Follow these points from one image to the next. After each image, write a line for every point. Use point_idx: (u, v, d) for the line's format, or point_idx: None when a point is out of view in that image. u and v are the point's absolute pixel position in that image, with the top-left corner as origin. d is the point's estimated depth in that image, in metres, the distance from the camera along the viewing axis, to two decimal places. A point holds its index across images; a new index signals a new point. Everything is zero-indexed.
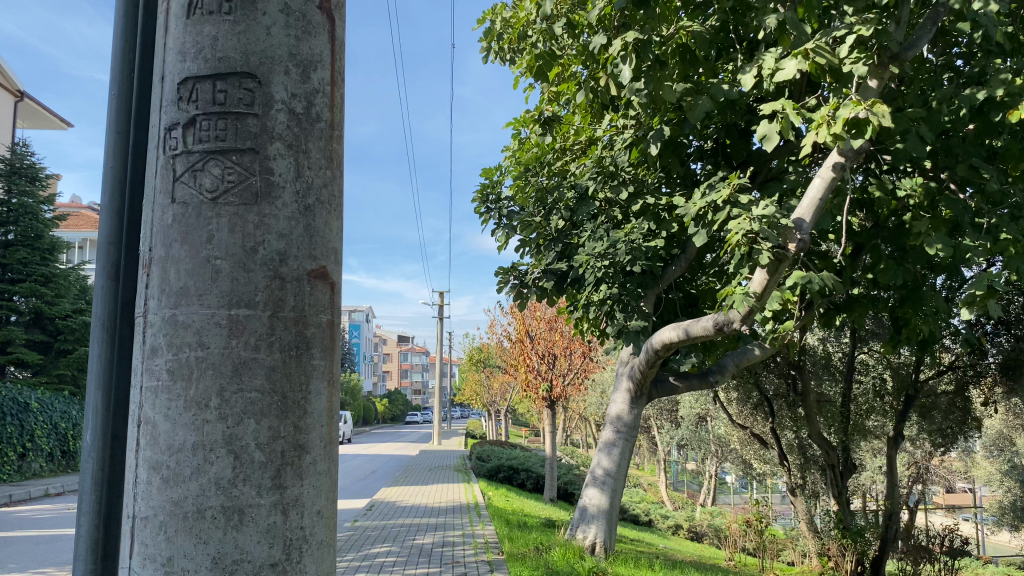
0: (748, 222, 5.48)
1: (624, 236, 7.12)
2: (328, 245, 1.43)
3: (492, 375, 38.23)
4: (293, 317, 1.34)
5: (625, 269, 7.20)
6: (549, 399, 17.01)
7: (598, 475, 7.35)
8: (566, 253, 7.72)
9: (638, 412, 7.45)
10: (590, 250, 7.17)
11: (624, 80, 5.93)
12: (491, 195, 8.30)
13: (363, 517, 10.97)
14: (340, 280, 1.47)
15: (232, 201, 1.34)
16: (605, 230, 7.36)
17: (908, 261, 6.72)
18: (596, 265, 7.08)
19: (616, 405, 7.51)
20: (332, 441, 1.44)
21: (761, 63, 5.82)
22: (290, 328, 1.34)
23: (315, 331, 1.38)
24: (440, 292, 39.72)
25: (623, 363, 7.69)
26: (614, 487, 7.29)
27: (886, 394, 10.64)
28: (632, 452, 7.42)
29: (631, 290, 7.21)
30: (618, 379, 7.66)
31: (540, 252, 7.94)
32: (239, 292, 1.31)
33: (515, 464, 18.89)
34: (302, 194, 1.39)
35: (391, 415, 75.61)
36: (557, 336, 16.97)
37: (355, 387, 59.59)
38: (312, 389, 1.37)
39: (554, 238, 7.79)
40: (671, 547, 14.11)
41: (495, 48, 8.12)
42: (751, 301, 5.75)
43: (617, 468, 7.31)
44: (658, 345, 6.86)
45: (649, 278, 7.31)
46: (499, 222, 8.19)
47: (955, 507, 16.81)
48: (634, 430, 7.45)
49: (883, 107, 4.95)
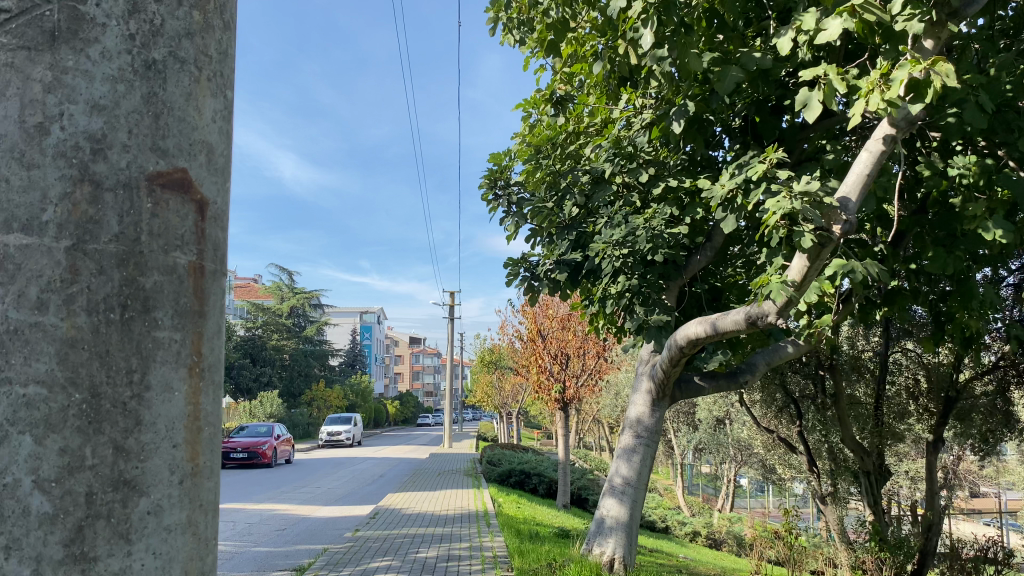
0: (788, 201, 4.90)
1: (644, 222, 6.54)
2: (188, 129, 1.10)
3: (503, 377, 37.65)
4: (116, 263, 1.00)
5: (646, 259, 6.60)
6: (561, 401, 16.45)
7: (615, 485, 6.73)
8: (581, 243, 7.13)
9: (660, 415, 6.83)
10: (607, 238, 6.59)
11: (645, 45, 5.34)
12: (499, 180, 7.70)
13: (366, 526, 10.40)
14: (208, 199, 1.12)
15: (8, 41, 1.01)
16: (623, 216, 6.76)
17: (959, 248, 6.09)
18: (614, 254, 6.51)
19: (635, 408, 6.90)
20: (201, 469, 1.10)
21: (799, 25, 5.23)
22: (113, 281, 0.99)
23: (156, 287, 1.03)
24: (450, 292, 39.16)
25: (643, 363, 7.07)
26: (634, 497, 6.66)
27: (922, 396, 9.96)
28: (653, 459, 6.80)
29: (652, 281, 6.62)
30: (638, 380, 7.04)
31: (552, 241, 7.33)
32: (28, 213, 0.97)
33: (527, 468, 18.30)
34: (134, 37, 1.06)
35: (402, 417, 75.16)
36: (570, 336, 16.34)
37: (366, 390, 59.27)
38: (151, 381, 1.02)
39: (568, 226, 7.17)
40: (689, 557, 13.46)
41: (503, 18, 7.58)
42: (790, 291, 5.13)
43: (637, 476, 6.68)
44: (682, 341, 6.21)
45: (672, 268, 6.71)
46: (508, 211, 7.60)
47: (985, 513, 16.10)
48: (656, 436, 6.82)
49: (946, 65, 4.41)
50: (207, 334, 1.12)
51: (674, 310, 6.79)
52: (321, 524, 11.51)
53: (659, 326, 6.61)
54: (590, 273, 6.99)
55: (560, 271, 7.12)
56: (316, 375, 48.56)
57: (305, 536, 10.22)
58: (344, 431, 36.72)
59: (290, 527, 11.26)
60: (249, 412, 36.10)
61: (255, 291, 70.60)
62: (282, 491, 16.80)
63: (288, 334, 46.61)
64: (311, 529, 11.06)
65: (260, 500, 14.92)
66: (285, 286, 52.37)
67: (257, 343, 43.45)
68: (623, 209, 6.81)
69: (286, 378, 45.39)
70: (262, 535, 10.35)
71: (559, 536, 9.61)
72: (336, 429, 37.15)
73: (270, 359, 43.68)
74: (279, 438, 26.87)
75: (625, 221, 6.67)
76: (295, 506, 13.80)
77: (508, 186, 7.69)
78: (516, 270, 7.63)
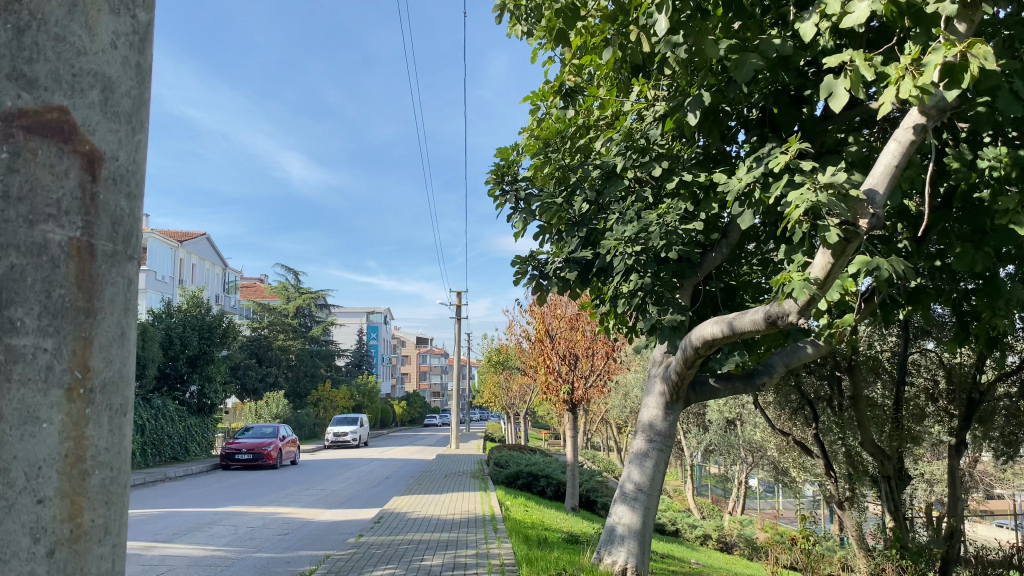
0: (813, 192, 4.62)
1: (657, 218, 6.29)
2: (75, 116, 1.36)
3: (510, 378, 37.38)
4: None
5: (659, 256, 6.35)
6: (569, 402, 16.22)
7: (627, 491, 6.47)
8: (591, 241, 6.88)
9: (674, 418, 6.56)
10: (619, 234, 6.35)
11: (658, 30, 5.11)
12: (506, 175, 7.46)
13: (370, 531, 10.17)
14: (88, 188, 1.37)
15: None
16: (635, 212, 6.51)
17: (988, 244, 5.83)
18: (625, 251, 6.26)
19: (648, 410, 6.64)
20: (78, 454, 1.32)
21: (823, 8, 4.97)
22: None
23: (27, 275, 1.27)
24: (457, 292, 38.89)
25: (656, 364, 6.79)
26: (647, 504, 6.40)
27: (941, 397, 9.67)
28: (667, 465, 6.54)
29: (666, 280, 6.36)
30: (650, 382, 6.79)
31: (561, 238, 7.08)
32: None
33: (535, 470, 18.06)
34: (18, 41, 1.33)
35: (408, 417, 74.92)
36: (579, 336, 16.11)
37: (373, 390, 59.10)
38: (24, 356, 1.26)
39: (577, 223, 6.91)
40: (701, 563, 13.19)
41: (510, 7, 7.39)
42: (814, 289, 4.86)
43: (650, 483, 6.41)
44: (696, 341, 5.93)
45: (686, 266, 6.45)
46: (516, 207, 7.37)
47: (1002, 517, 15.80)
48: (670, 440, 6.56)
49: (982, 47, 4.23)
50: (99, 341, 1.35)
51: (689, 309, 6.53)
52: (325, 529, 11.27)
53: (672, 326, 6.33)
54: (601, 271, 6.73)
55: (569, 270, 6.87)
56: (323, 376, 48.34)
57: (307, 541, 9.99)
58: (350, 432, 36.49)
59: (294, 532, 11.03)
60: (255, 412, 35.91)
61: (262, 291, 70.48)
62: (286, 494, 16.58)
63: (295, 334, 46.42)
64: (315, 533, 10.82)
65: (264, 503, 14.70)
66: (291, 286, 52.19)
67: (264, 343, 43.27)
68: (636, 205, 6.55)
69: (293, 378, 45.20)
70: (264, 540, 10.12)
71: (569, 542, 9.34)
72: (342, 430, 36.93)
73: (276, 359, 43.49)
74: (285, 440, 26.66)
75: (638, 217, 6.41)
76: (299, 509, 13.59)
77: (516, 181, 7.44)
78: (524, 269, 7.39)
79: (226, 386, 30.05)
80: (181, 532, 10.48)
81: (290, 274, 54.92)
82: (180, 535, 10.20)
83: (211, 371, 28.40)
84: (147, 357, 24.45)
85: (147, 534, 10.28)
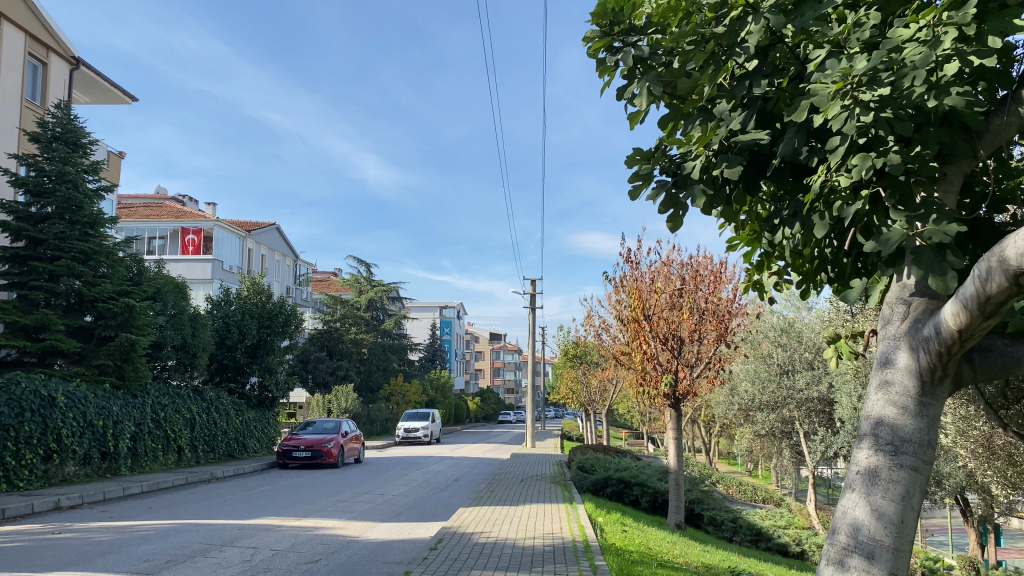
0: None
1: (913, 38, 3.48)
2: None
3: (590, 372, 34.16)
4: None
5: (918, 112, 3.54)
6: (672, 396, 13.44)
7: (849, 542, 3.56)
8: (768, 118, 4.26)
9: (931, 417, 3.61)
10: (840, 69, 3.58)
11: None
12: (622, 23, 4.71)
13: (421, 564, 7.55)
14: None
15: None
16: (865, 37, 3.70)
17: None
18: (854, 98, 3.49)
19: (879, 402, 3.71)
20: None
21: None
22: None
23: None
24: (533, 279, 36.23)
25: (888, 324, 3.85)
26: (892, 569, 3.48)
27: None
28: (925, 496, 3.58)
29: (923, 160, 3.60)
30: (880, 351, 3.85)
31: (713, 115, 4.35)
32: None
33: (627, 475, 15.32)
34: None
35: (483, 413, 72.41)
36: (683, 316, 13.27)
37: (446, 386, 57.02)
38: None
39: (746, 83, 4.18)
40: None
41: None
42: None
43: (896, 530, 3.49)
44: (1010, 260, 3.04)
45: (959, 137, 3.66)
46: (635, 74, 4.65)
47: None
48: (928, 449, 3.60)
49: None
50: None
51: (961, 218, 3.71)
52: (368, 554, 8.75)
53: (936, 246, 3.50)
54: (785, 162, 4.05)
55: (730, 162, 4.21)
56: (394, 370, 46.29)
57: None
58: (421, 429, 34.13)
59: (327, 558, 8.52)
60: (323, 406, 33.97)
61: (336, 286, 69.32)
62: (338, 500, 14.13)
63: (366, 327, 44.30)
64: (353, 562, 8.28)
65: (306, 513, 12.29)
66: (363, 277, 50.16)
67: (334, 335, 41.35)
68: (862, 28, 3.74)
69: (364, 372, 43.26)
70: (283, 572, 7.62)
71: None
72: (413, 426, 34.62)
73: (346, 352, 41.48)
74: (348, 436, 24.47)
75: (872, 52, 3.66)
76: (346, 523, 11.13)
77: (636, 32, 4.69)
78: (649, 170, 4.61)
79: (289, 379, 28.07)
80: (180, 559, 8.09)
81: (361, 267, 53.17)
82: (174, 564, 7.80)
83: (272, 361, 26.29)
84: (198, 345, 22.54)
85: (133, 562, 7.91)
